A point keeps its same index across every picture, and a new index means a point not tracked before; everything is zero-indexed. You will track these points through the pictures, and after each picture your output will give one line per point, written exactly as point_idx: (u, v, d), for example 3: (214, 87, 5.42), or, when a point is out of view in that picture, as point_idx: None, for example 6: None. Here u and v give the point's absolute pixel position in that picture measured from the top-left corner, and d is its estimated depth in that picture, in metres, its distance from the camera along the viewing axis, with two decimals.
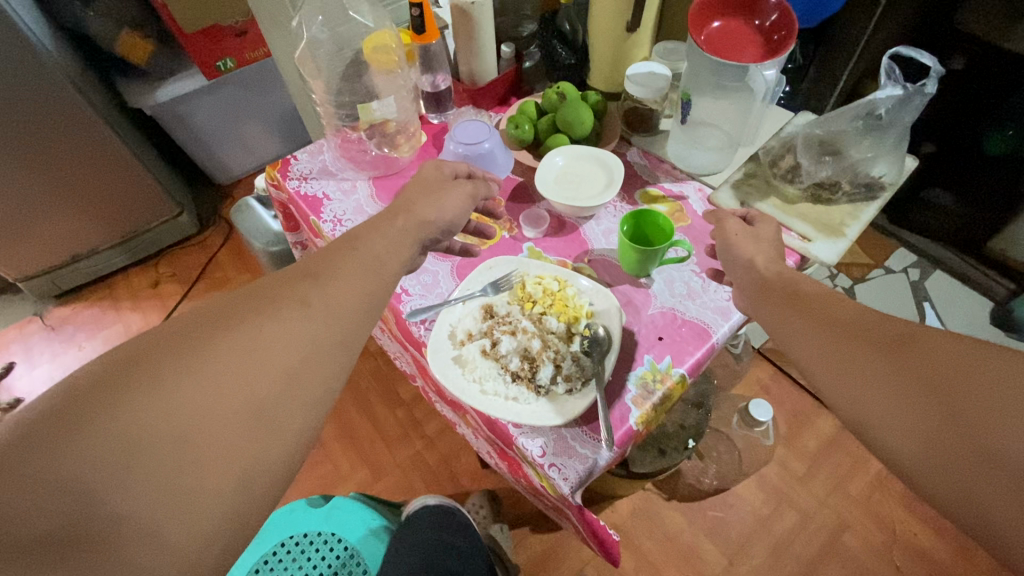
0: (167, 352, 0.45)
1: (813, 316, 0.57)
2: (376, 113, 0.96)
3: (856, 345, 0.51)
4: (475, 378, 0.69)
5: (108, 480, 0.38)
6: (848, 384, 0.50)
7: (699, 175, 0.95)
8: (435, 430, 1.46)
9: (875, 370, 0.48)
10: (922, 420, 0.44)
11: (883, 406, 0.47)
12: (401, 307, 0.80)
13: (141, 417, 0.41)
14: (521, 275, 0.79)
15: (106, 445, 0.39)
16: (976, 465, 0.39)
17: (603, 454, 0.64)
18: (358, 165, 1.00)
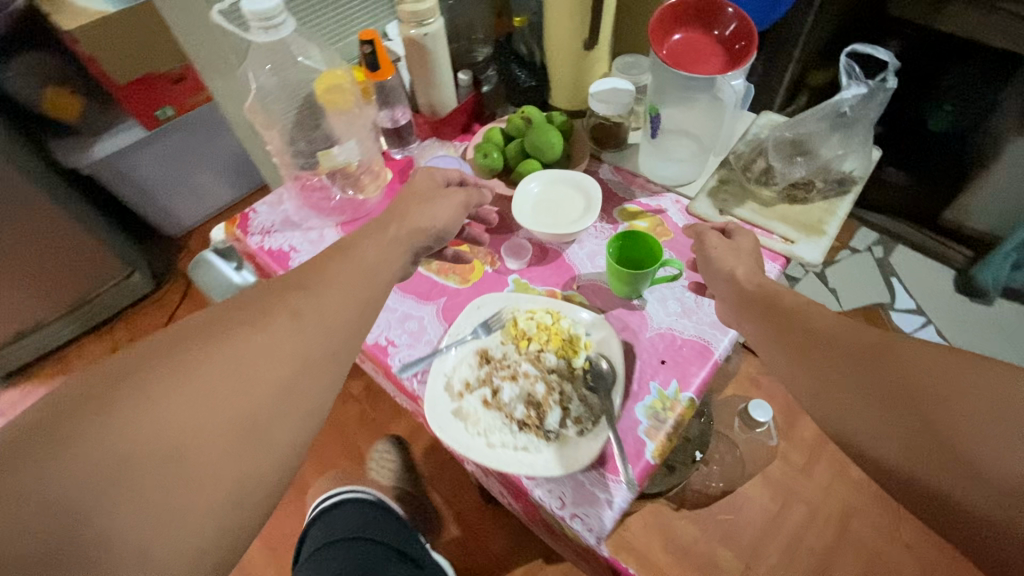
0: (157, 362, 0.44)
1: (788, 327, 0.56)
2: (340, 158, 0.92)
3: (832, 356, 0.50)
4: (480, 432, 0.66)
5: (98, 497, 0.37)
6: (826, 394, 0.48)
7: (675, 186, 0.94)
8: (432, 469, 1.40)
9: (851, 383, 0.47)
10: (900, 433, 0.42)
11: (859, 418, 0.45)
12: (388, 362, 0.76)
13: (130, 429, 0.40)
14: (511, 313, 0.76)
15: (99, 457, 0.38)
16: (958, 477, 0.38)
17: (624, 494, 0.62)
18: (323, 212, 0.96)
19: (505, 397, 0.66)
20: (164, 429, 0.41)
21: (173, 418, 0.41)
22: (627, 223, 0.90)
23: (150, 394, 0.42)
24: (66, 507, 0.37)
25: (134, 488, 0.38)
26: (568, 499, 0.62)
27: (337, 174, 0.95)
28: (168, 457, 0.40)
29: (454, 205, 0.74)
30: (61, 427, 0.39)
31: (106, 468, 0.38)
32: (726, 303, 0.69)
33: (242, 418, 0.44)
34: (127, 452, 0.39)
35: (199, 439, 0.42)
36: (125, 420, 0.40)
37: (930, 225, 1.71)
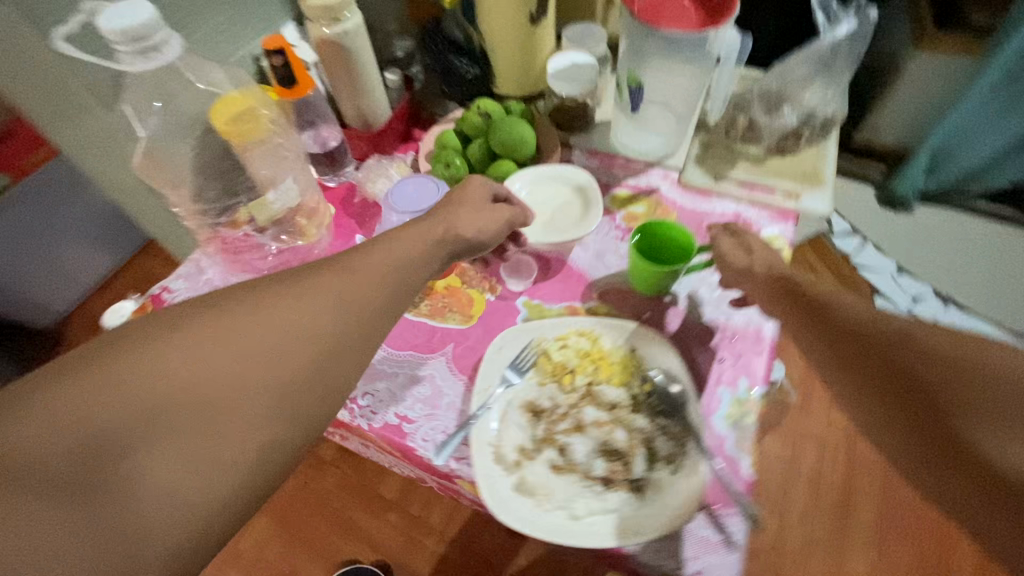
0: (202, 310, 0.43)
1: (811, 311, 0.53)
2: (278, 206, 0.74)
3: (859, 347, 0.47)
4: (559, 504, 0.54)
5: (143, 440, 0.36)
6: (852, 386, 0.47)
7: (659, 161, 0.86)
8: (442, 519, 1.22)
9: (879, 383, 0.45)
10: (921, 438, 0.42)
11: (885, 417, 0.44)
12: (408, 444, 0.62)
13: (172, 364, 0.39)
14: (540, 347, 0.64)
15: (145, 395, 0.38)
16: (977, 479, 0.39)
17: (742, 527, 0.53)
18: (261, 271, 0.78)
19: (578, 455, 0.55)
20: (198, 379, 0.39)
21: (210, 366, 0.40)
22: (623, 211, 0.80)
23: (192, 334, 0.41)
24: (110, 448, 0.36)
25: (171, 448, 0.37)
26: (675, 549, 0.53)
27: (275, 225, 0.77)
28: (207, 408, 0.38)
29: (500, 218, 0.63)
30: (110, 360, 0.39)
31: (159, 396, 0.38)
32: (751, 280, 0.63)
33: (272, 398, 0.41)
34: (169, 400, 0.38)
35: (234, 399, 0.40)
36: (169, 359, 0.39)
37: (847, 147, 1.77)
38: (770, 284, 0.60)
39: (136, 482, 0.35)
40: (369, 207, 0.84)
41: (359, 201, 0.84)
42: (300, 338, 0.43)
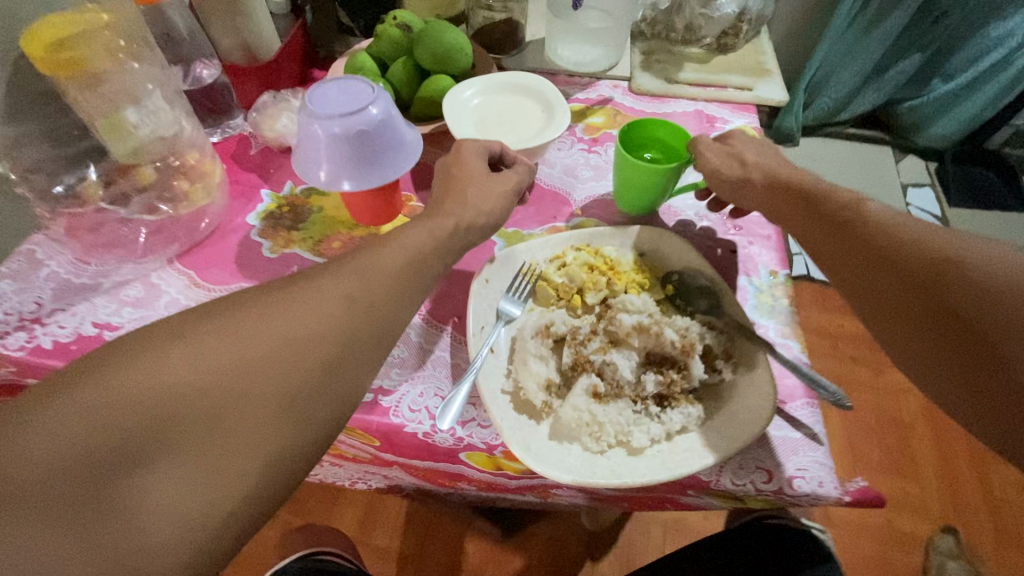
0: (202, 313, 0.37)
1: (833, 229, 0.46)
2: (144, 133, 0.58)
3: (892, 272, 0.42)
4: (613, 443, 0.42)
5: (157, 452, 0.31)
6: (881, 309, 0.42)
7: (605, 71, 0.78)
8: (415, 538, 1.02)
9: (910, 312, 0.40)
10: (956, 376, 0.37)
11: (913, 350, 0.40)
12: (392, 422, 0.46)
13: (168, 375, 0.33)
14: (536, 273, 0.52)
15: (147, 406, 0.32)
16: (1010, 408, 0.35)
17: (815, 419, 0.45)
18: (133, 253, 0.56)
19: (624, 373, 0.44)
20: (207, 383, 0.34)
21: (218, 373, 0.34)
22: (581, 124, 0.71)
23: (195, 342, 0.35)
24: (117, 459, 0.30)
25: (184, 465, 0.31)
26: (741, 459, 0.44)
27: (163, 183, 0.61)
28: (212, 418, 0.33)
29: (512, 185, 0.54)
30: (105, 365, 0.33)
31: (170, 403, 0.32)
32: (750, 176, 0.53)
33: (275, 397, 0.35)
34: (176, 411, 0.32)
35: (239, 407, 0.34)
36: (171, 364, 0.33)
37: None
38: (773, 188, 0.52)
39: (146, 498, 0.30)
40: (273, 158, 0.66)
41: (258, 153, 0.66)
42: (292, 338, 0.37)
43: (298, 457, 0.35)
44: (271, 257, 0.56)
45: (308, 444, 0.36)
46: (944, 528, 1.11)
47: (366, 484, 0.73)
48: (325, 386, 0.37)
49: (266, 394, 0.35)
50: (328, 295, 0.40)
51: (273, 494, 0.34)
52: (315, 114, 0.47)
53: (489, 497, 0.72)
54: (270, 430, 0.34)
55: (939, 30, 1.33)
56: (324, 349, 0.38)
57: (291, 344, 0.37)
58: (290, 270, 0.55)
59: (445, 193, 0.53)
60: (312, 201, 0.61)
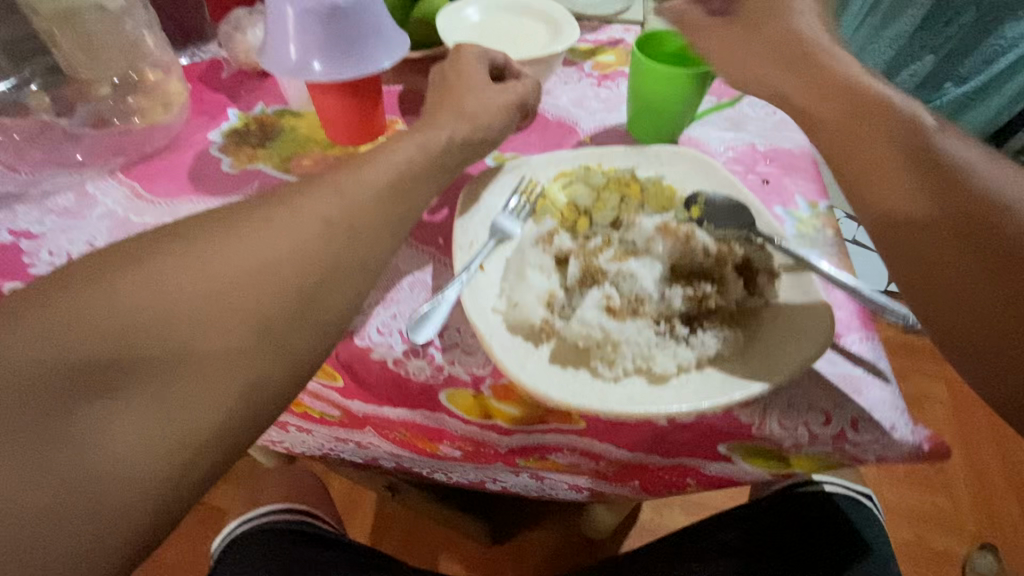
0: (169, 237, 0.31)
1: (888, 134, 0.33)
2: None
3: (962, 206, 0.30)
4: (631, 370, 0.34)
5: (122, 381, 0.26)
6: (923, 221, 0.31)
7: (616, 15, 0.71)
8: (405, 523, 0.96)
9: (970, 261, 0.29)
10: (1001, 355, 0.28)
11: (959, 312, 0.29)
12: (358, 346, 0.38)
13: (140, 291, 0.28)
14: (536, 191, 0.44)
15: (114, 325, 0.27)
16: None
17: (876, 354, 0.37)
18: (69, 163, 0.49)
19: (644, 284, 0.35)
20: (173, 307, 0.27)
21: (182, 298, 0.28)
22: (590, 60, 0.64)
23: (159, 266, 0.29)
24: (82, 380, 0.25)
25: (150, 399, 0.26)
26: (791, 399, 0.35)
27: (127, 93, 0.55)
28: (179, 348, 0.27)
29: (516, 95, 0.45)
30: (63, 290, 0.27)
31: (135, 327, 0.27)
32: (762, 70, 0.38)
33: (248, 324, 0.29)
34: (141, 337, 0.27)
35: (208, 336, 0.28)
36: (145, 280, 0.28)
37: None
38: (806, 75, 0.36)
39: (108, 435, 0.25)
40: (246, 81, 0.58)
41: (230, 77, 0.58)
42: (265, 262, 0.30)
43: (268, 389, 0.29)
44: (229, 172, 0.49)
45: (269, 365, 0.29)
46: (980, 546, 0.96)
47: (343, 453, 0.64)
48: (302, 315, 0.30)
49: (239, 318, 0.29)
50: (303, 215, 0.32)
51: (240, 430, 0.28)
52: None
53: (478, 478, 0.64)
54: (242, 360, 0.28)
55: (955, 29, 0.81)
56: (300, 272, 0.31)
57: (265, 269, 0.30)
58: (250, 186, 0.48)
59: (438, 107, 0.44)
60: (285, 122, 0.54)
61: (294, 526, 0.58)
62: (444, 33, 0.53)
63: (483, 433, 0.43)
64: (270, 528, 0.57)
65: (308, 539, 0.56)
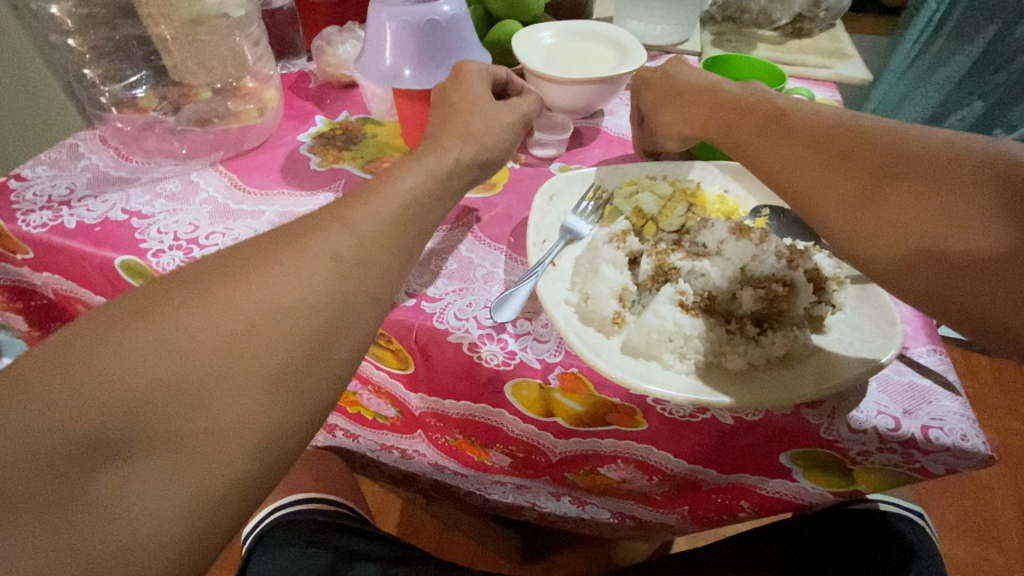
0: (173, 282, 0.28)
1: (813, 152, 0.35)
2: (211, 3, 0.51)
3: (907, 189, 0.30)
4: (688, 360, 0.35)
5: (130, 449, 0.24)
6: (786, 156, 0.36)
7: (675, 46, 0.75)
8: (430, 531, 0.96)
9: (834, 181, 0.33)
10: (934, 274, 0.29)
11: (947, 288, 0.28)
12: (437, 328, 0.40)
13: (160, 347, 0.25)
14: (605, 197, 0.46)
15: (133, 384, 0.24)
16: (925, 253, 0.29)
17: (949, 372, 0.37)
18: (176, 153, 0.53)
19: (714, 282, 0.38)
20: (191, 367, 0.25)
21: (200, 346, 0.26)
22: None
23: (162, 318, 0.26)
24: (93, 448, 0.23)
25: (160, 466, 0.24)
26: (857, 401, 0.35)
27: (228, 95, 0.60)
28: (188, 409, 0.25)
29: (520, 114, 0.45)
30: (59, 349, 0.25)
31: (140, 391, 0.24)
32: (718, 114, 0.43)
33: (266, 373, 0.27)
34: (149, 402, 0.24)
35: (219, 393, 0.26)
36: (165, 334, 0.26)
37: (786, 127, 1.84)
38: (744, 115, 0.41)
39: (125, 503, 0.23)
40: (331, 92, 0.63)
41: (316, 87, 0.64)
42: (281, 305, 0.28)
43: (292, 427, 0.27)
44: (317, 169, 0.53)
45: (318, 379, 0.29)
46: None
47: (386, 463, 0.66)
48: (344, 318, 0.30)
49: (258, 367, 0.27)
50: (314, 256, 0.30)
51: (273, 460, 0.27)
52: (386, 6, 0.46)
53: (517, 503, 0.64)
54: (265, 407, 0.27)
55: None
56: (323, 302, 0.29)
57: (282, 315, 0.28)
58: (336, 183, 0.51)
59: (443, 126, 0.43)
60: (366, 129, 0.58)
61: (332, 519, 0.56)
62: (517, 50, 0.57)
63: (539, 434, 0.44)
64: (308, 518, 0.55)
65: (349, 531, 0.55)
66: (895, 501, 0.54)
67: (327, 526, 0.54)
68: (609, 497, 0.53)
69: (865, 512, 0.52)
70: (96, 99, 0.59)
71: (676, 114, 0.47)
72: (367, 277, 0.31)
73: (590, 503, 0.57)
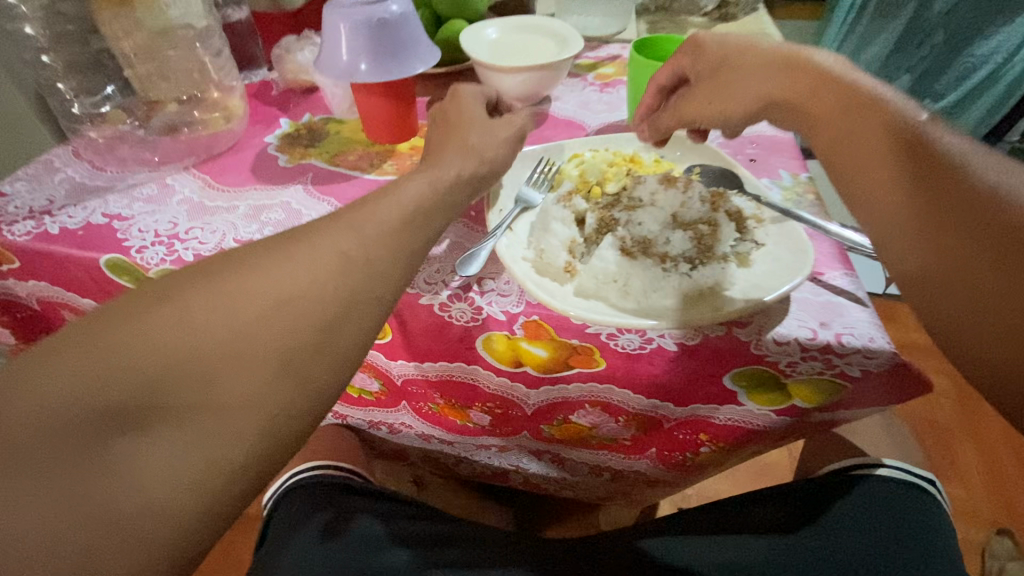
0: (181, 275, 0.33)
1: (897, 146, 0.34)
2: (174, 15, 0.56)
3: (948, 202, 0.31)
4: (634, 299, 0.40)
5: (149, 418, 0.29)
6: (855, 151, 0.36)
7: (614, 35, 0.80)
8: None
9: (892, 189, 0.33)
10: (947, 307, 0.30)
11: (950, 316, 0.30)
12: (408, 294, 0.44)
13: (169, 335, 0.30)
14: (554, 168, 0.51)
15: (153, 357, 0.29)
16: (943, 286, 0.30)
17: (861, 291, 0.42)
18: (149, 161, 0.56)
19: (649, 229, 0.42)
20: (196, 346, 0.30)
21: (205, 334, 0.30)
22: (594, 72, 0.72)
23: (176, 303, 0.31)
24: (115, 421, 0.28)
25: (175, 429, 0.29)
26: (780, 320, 0.41)
27: (195, 103, 0.63)
28: (202, 391, 0.29)
29: (515, 130, 0.48)
30: (86, 333, 0.30)
31: (151, 370, 0.29)
32: (795, 78, 0.40)
33: (255, 344, 0.31)
34: (162, 375, 0.29)
35: (219, 366, 0.30)
36: (167, 328, 0.30)
37: None
38: (834, 85, 0.38)
39: (136, 472, 0.28)
40: (294, 97, 0.67)
41: (279, 94, 0.67)
42: (287, 295, 0.32)
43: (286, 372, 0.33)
44: (286, 166, 0.56)
45: (318, 371, 0.32)
46: (997, 531, 0.96)
47: (379, 440, 0.70)
48: (350, 316, 0.33)
49: (259, 339, 0.31)
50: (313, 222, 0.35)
51: (284, 441, 0.31)
52: (339, 9, 0.50)
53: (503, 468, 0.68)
54: (261, 382, 0.31)
55: (926, 50, 1.03)
56: (336, 294, 0.33)
57: (275, 302, 0.32)
58: (305, 176, 0.55)
59: (446, 140, 0.46)
60: (329, 127, 0.62)
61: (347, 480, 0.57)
62: (466, 47, 0.62)
63: (513, 387, 0.48)
64: (317, 483, 0.56)
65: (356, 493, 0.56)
66: (904, 467, 0.52)
67: (332, 484, 0.56)
68: (587, 449, 0.58)
69: (868, 486, 0.50)
70: (70, 111, 0.64)
71: (724, 93, 0.45)
72: (369, 274, 0.35)
73: (569, 458, 0.61)
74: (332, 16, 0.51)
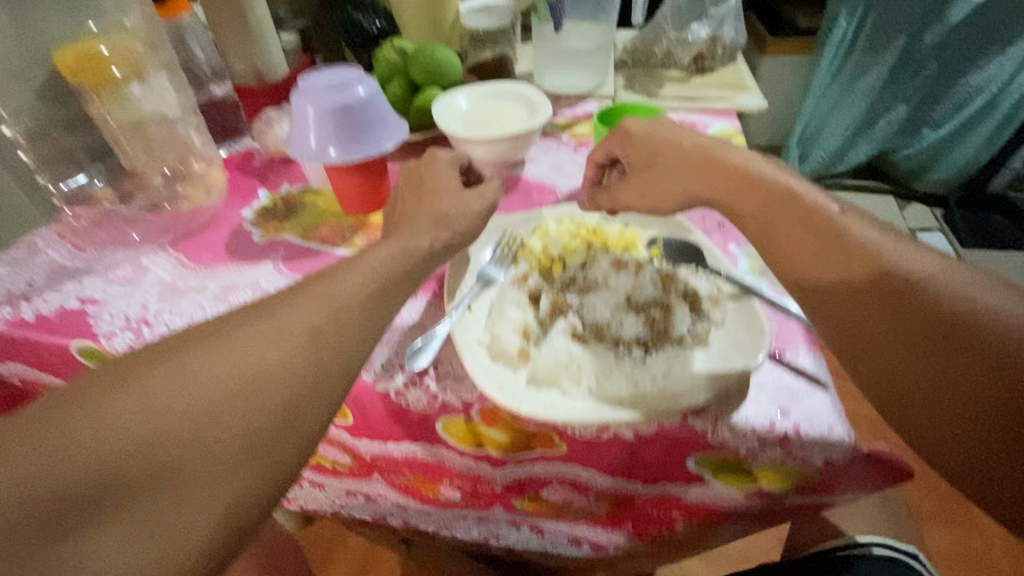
0: (150, 354, 0.32)
1: (845, 258, 0.37)
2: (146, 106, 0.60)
3: (900, 309, 0.35)
4: (588, 389, 0.39)
5: (97, 514, 0.27)
6: (800, 255, 0.39)
7: (591, 91, 0.82)
8: None
9: (849, 297, 0.36)
10: (920, 415, 0.33)
11: (924, 420, 0.33)
12: (364, 380, 0.44)
13: (135, 416, 0.29)
14: (516, 241, 0.51)
15: (117, 438, 0.28)
16: (913, 394, 0.33)
17: (825, 376, 0.41)
18: (128, 240, 0.58)
19: (602, 313, 0.43)
20: (158, 429, 0.29)
21: (171, 417, 0.29)
22: (568, 132, 0.73)
23: (143, 382, 0.30)
24: (70, 506, 0.26)
25: (130, 515, 0.27)
26: (739, 405, 0.39)
27: (177, 178, 0.65)
28: (170, 480, 0.29)
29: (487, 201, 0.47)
30: (48, 414, 0.28)
31: (114, 453, 0.28)
32: (717, 180, 0.45)
33: (218, 429, 0.30)
34: (124, 457, 0.28)
35: (183, 448, 0.29)
36: (133, 405, 0.29)
37: None
38: (756, 188, 0.42)
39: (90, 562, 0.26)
40: (273, 167, 0.68)
41: (260, 164, 0.69)
42: (253, 373, 0.32)
43: None
44: (260, 242, 0.57)
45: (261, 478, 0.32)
46: None
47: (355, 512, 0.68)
48: (307, 434, 0.33)
49: (222, 425, 0.30)
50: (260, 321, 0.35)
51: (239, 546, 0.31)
52: (307, 93, 0.52)
53: (480, 536, 0.66)
54: (221, 469, 0.30)
55: (921, 80, 1.23)
56: (290, 393, 0.33)
57: (244, 381, 0.32)
58: (275, 253, 0.56)
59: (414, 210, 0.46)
60: (305, 199, 0.63)
61: None
62: (437, 117, 0.63)
63: (478, 466, 0.48)
64: None
65: None
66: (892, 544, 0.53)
67: None
68: (562, 520, 0.56)
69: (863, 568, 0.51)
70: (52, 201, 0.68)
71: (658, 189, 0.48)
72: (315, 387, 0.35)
73: (547, 529, 0.59)
74: (301, 97, 0.52)
